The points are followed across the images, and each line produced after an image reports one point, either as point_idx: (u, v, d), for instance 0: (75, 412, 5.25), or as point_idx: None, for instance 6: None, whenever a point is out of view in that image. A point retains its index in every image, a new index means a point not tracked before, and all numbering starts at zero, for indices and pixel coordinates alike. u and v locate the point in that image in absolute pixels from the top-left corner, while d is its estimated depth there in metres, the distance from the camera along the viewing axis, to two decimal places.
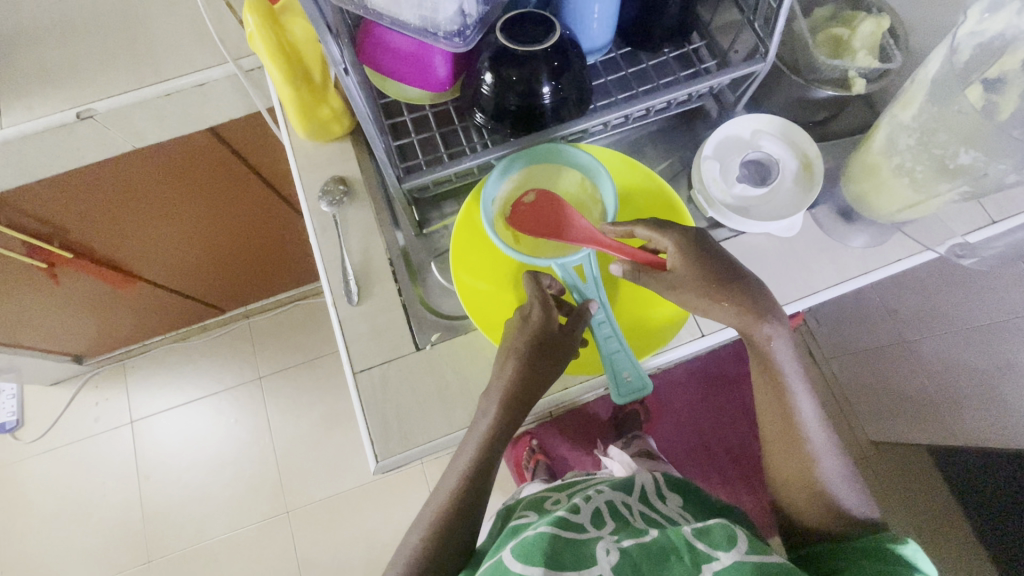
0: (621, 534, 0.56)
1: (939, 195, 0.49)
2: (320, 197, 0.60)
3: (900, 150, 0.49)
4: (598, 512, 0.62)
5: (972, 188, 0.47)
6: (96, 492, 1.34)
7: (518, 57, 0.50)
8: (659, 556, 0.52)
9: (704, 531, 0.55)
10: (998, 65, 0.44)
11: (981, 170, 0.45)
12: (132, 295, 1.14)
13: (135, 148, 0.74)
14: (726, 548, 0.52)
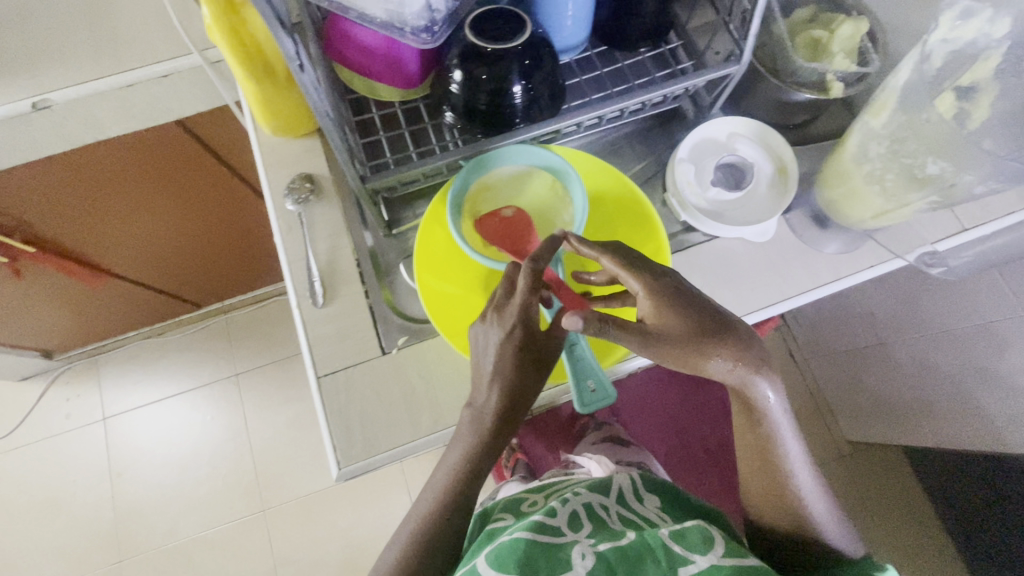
0: (598, 538, 0.55)
1: (909, 204, 0.49)
2: (286, 196, 0.58)
3: (867, 158, 0.49)
4: (575, 514, 0.60)
5: (941, 198, 0.47)
6: (66, 490, 1.31)
7: (488, 54, 0.49)
8: (635, 559, 0.51)
9: (679, 534, 0.53)
10: (970, 73, 0.44)
11: (947, 179, 0.46)
12: (102, 290, 1.11)
13: (98, 140, 0.72)
14: (701, 551, 0.51)
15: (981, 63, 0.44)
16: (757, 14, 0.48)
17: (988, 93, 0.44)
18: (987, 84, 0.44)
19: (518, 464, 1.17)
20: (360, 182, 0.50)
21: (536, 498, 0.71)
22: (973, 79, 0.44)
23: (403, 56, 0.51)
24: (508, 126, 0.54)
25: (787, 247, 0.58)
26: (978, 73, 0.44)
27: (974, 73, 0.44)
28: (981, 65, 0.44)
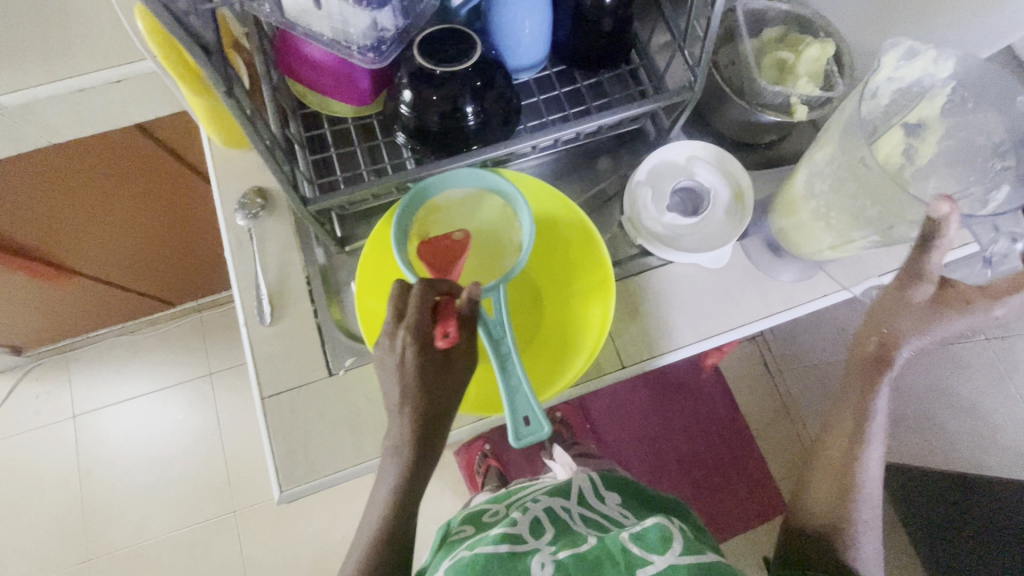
0: (559, 545, 0.57)
1: (852, 241, 0.48)
2: (237, 210, 0.58)
3: (813, 193, 0.48)
4: (537, 521, 0.62)
5: (881, 238, 0.46)
6: (34, 488, 1.30)
7: (437, 77, 0.48)
8: (594, 565, 0.53)
9: (638, 535, 0.56)
10: (917, 111, 0.50)
11: (883, 224, 0.44)
12: (69, 290, 1.09)
13: (52, 144, 0.70)
14: (659, 551, 0.53)
15: (926, 104, 0.49)
16: (709, 43, 0.48)
17: (932, 130, 0.49)
18: (931, 122, 0.49)
19: (490, 472, 1.16)
20: (303, 204, 0.49)
21: (501, 504, 0.73)
22: (919, 118, 0.50)
23: (353, 75, 0.51)
24: (461, 147, 0.53)
25: (740, 274, 0.59)
26: (923, 112, 0.49)
27: (920, 112, 0.50)
28: (927, 105, 0.49)
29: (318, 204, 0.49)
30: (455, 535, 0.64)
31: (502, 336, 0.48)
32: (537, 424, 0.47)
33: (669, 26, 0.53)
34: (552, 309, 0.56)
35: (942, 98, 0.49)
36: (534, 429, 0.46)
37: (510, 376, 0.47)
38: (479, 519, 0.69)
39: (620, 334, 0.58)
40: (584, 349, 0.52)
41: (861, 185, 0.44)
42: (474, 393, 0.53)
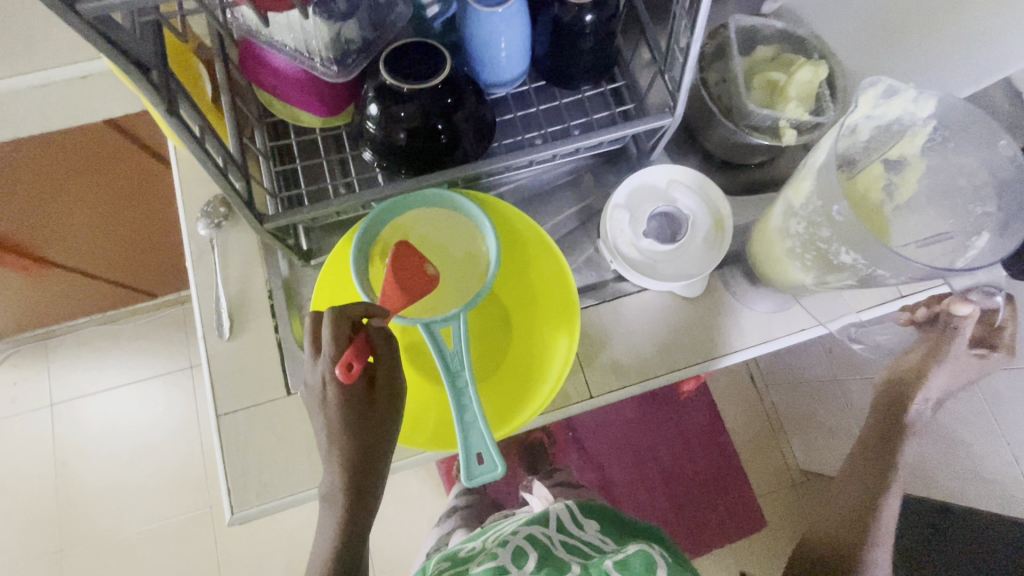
0: (541, 573, 0.59)
1: (826, 284, 0.48)
2: (199, 219, 0.55)
3: (789, 232, 0.47)
4: (519, 551, 0.64)
5: (857, 282, 0.46)
6: (9, 475, 1.29)
7: (403, 94, 0.46)
8: None
9: (622, 562, 0.57)
10: (898, 147, 0.50)
11: (861, 269, 0.44)
12: (46, 280, 1.08)
13: (17, 138, 0.68)
14: (642, 572, 0.54)
15: (904, 141, 0.50)
16: (688, 70, 0.46)
17: (913, 166, 0.50)
18: (911, 158, 0.50)
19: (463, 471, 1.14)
20: (261, 221, 0.47)
21: (478, 541, 0.73)
22: (898, 153, 0.50)
23: (319, 87, 0.49)
24: (430, 165, 0.52)
25: (715, 308, 0.58)
26: (903, 148, 0.50)
27: (900, 147, 0.50)
28: (907, 141, 0.50)
29: (276, 221, 0.48)
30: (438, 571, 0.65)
31: (459, 372, 0.47)
32: (491, 463, 0.47)
33: (651, 47, 0.51)
34: (519, 334, 0.54)
35: (924, 134, 0.49)
36: (486, 469, 0.46)
37: (465, 414, 0.47)
38: (456, 558, 0.70)
39: (590, 363, 0.56)
40: (545, 383, 0.51)
41: (836, 232, 0.43)
42: (434, 419, 0.52)
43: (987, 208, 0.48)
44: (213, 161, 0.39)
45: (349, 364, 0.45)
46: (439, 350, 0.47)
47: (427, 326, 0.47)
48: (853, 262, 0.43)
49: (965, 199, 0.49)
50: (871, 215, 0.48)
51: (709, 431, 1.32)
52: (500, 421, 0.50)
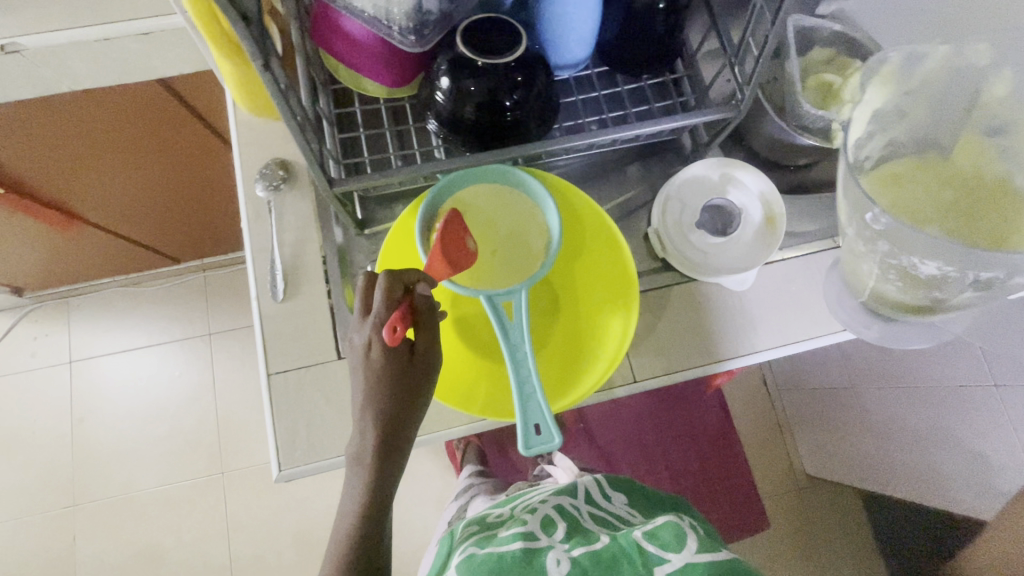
0: (573, 542, 0.64)
1: (953, 296, 0.45)
2: (257, 181, 0.56)
3: (879, 262, 0.47)
4: (548, 518, 0.69)
5: (981, 286, 0.43)
6: (26, 429, 1.31)
7: (478, 69, 0.47)
8: (610, 562, 0.59)
9: (652, 534, 0.62)
10: (988, 101, 0.48)
11: (962, 280, 0.42)
12: (75, 237, 1.08)
13: (72, 90, 0.69)
14: (675, 549, 0.59)
15: (984, 109, 0.48)
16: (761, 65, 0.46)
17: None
18: (1022, 115, 0.47)
19: (469, 447, 1.14)
20: (329, 184, 0.47)
21: (505, 508, 0.77)
22: (993, 119, 0.48)
23: (391, 57, 0.49)
24: (493, 142, 0.52)
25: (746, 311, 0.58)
26: (993, 114, 0.48)
27: (991, 111, 0.48)
28: (998, 104, 0.48)
29: (344, 185, 0.48)
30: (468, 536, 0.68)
31: (518, 345, 0.49)
32: (548, 434, 0.48)
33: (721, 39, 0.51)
34: (569, 313, 0.55)
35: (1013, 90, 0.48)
36: (544, 440, 0.48)
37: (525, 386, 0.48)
38: (486, 523, 0.74)
39: (636, 348, 0.57)
40: (599, 361, 0.52)
41: (889, 243, 0.43)
42: (485, 391, 0.52)
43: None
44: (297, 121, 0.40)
45: (396, 329, 0.46)
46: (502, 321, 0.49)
47: (490, 298, 0.49)
48: (949, 280, 0.43)
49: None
50: (976, 212, 0.45)
51: (718, 431, 1.31)
52: (553, 396, 0.51)
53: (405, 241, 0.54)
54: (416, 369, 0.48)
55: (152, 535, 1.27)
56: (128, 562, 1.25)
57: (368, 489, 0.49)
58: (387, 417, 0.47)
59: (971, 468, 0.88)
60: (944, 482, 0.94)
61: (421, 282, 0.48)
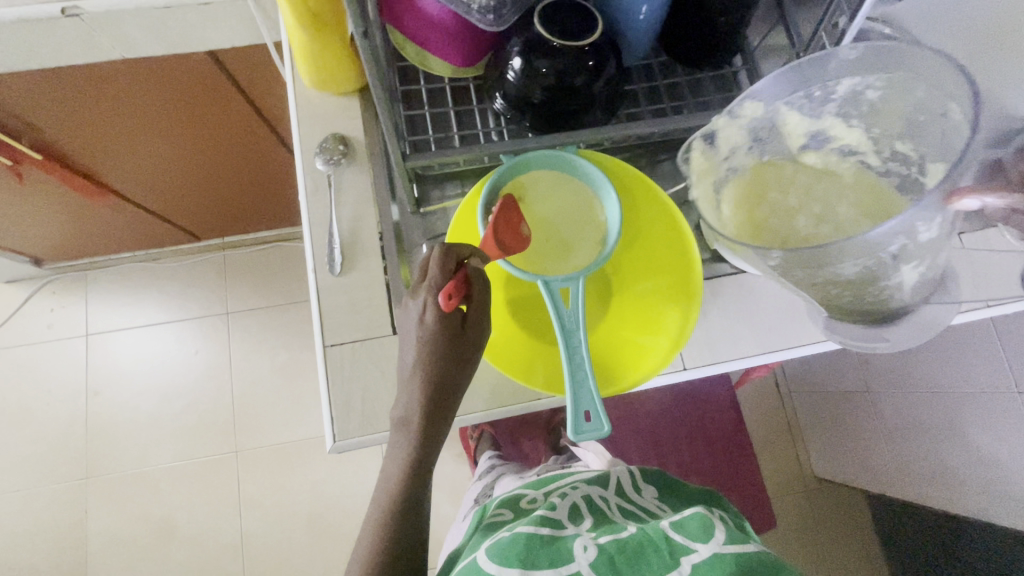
0: (599, 531, 0.63)
1: (893, 280, 0.45)
2: (316, 154, 0.57)
3: (798, 283, 0.47)
4: (576, 509, 0.68)
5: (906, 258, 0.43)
6: (41, 399, 1.30)
7: (553, 49, 0.47)
8: (636, 551, 0.57)
9: (680, 524, 0.60)
10: (814, 124, 0.51)
11: (885, 263, 0.43)
12: (103, 209, 1.08)
13: (123, 57, 0.69)
14: (703, 540, 0.57)
15: (791, 134, 0.51)
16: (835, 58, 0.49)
17: (831, 120, 0.50)
18: (818, 120, 0.51)
19: (483, 437, 1.16)
20: (403, 159, 0.50)
21: (538, 491, 0.78)
22: (812, 132, 0.51)
23: (463, 36, 0.49)
24: (557, 125, 0.53)
25: (774, 307, 0.57)
26: (809, 129, 0.51)
27: (810, 127, 0.51)
28: (797, 126, 0.51)
29: (417, 161, 0.50)
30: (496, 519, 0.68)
31: (574, 332, 0.49)
32: (598, 421, 0.48)
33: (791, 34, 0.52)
34: (622, 301, 0.56)
35: (785, 104, 0.51)
36: (594, 426, 0.48)
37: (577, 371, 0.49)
38: (517, 504, 0.75)
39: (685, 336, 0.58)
40: (656, 349, 0.52)
41: (796, 263, 0.44)
42: (540, 367, 0.54)
43: (922, 94, 0.44)
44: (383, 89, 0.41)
45: (451, 295, 0.46)
46: (557, 307, 0.49)
47: (547, 284, 0.49)
48: (883, 265, 0.43)
49: (893, 108, 0.47)
50: (855, 219, 0.45)
51: (732, 427, 1.29)
52: (608, 382, 0.52)
53: (467, 220, 0.54)
54: (471, 345, 0.48)
55: (163, 511, 1.27)
56: (139, 536, 1.25)
57: (422, 461, 0.49)
58: (449, 393, 0.48)
59: (988, 473, 0.89)
60: (958, 485, 0.95)
61: (474, 256, 0.47)
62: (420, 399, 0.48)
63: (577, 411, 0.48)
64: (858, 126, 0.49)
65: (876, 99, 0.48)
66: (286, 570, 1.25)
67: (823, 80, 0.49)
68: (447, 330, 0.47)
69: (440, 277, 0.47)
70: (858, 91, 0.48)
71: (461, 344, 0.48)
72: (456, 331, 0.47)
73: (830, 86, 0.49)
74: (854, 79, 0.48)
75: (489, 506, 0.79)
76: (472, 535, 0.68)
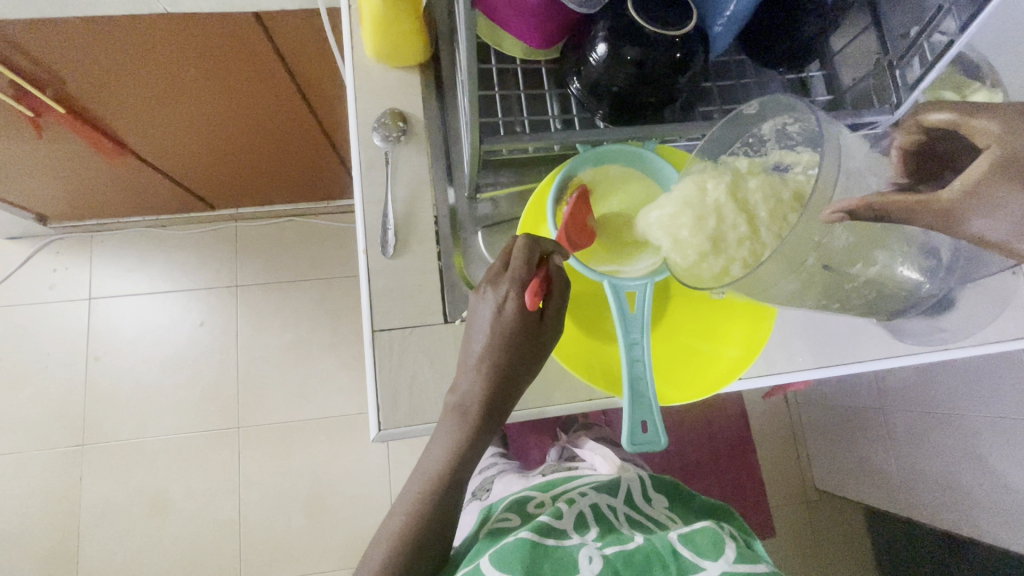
0: (605, 541, 0.54)
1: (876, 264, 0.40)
2: (375, 129, 0.55)
3: (764, 296, 0.41)
4: (583, 517, 0.58)
5: (859, 243, 0.38)
6: (40, 361, 1.27)
7: (646, 37, 0.45)
8: (643, 566, 0.49)
9: (688, 538, 0.52)
10: (780, 155, 0.42)
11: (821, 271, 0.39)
12: (121, 171, 1.05)
13: (168, 13, 0.66)
14: (712, 557, 0.48)
15: (737, 166, 0.42)
16: (938, 67, 0.47)
17: (781, 152, 0.42)
18: (769, 156, 0.43)
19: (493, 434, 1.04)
20: (479, 142, 0.47)
21: (541, 490, 0.67)
22: (770, 165, 0.42)
23: (546, 18, 0.48)
24: (633, 118, 0.50)
25: (835, 325, 0.58)
26: (767, 165, 0.42)
27: (764, 163, 0.42)
28: (751, 163, 0.42)
29: (495, 144, 0.47)
30: (496, 522, 0.59)
31: (636, 337, 0.46)
32: (654, 433, 0.45)
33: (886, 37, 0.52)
34: (683, 308, 0.54)
35: (732, 153, 0.45)
36: (652, 438, 0.45)
37: (637, 379, 0.46)
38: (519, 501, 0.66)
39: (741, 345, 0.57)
40: (721, 360, 0.51)
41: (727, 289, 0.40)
42: (600, 363, 0.52)
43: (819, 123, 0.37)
44: (476, 58, 0.39)
45: (537, 293, 0.45)
46: (621, 312, 0.47)
47: (616, 285, 0.47)
48: (825, 272, 0.39)
49: (815, 128, 0.38)
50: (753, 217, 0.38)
51: (742, 433, 1.18)
52: (672, 391, 0.50)
53: (536, 214, 0.53)
54: (540, 340, 0.46)
55: (160, 483, 1.24)
56: (132, 508, 1.22)
57: (470, 454, 0.48)
58: (511, 387, 0.47)
59: (1000, 497, 0.89)
60: (969, 508, 0.95)
61: (558, 252, 0.46)
62: (477, 391, 0.46)
63: (635, 421, 0.45)
64: (806, 148, 0.40)
65: (801, 121, 0.40)
66: (282, 550, 1.23)
67: (750, 125, 0.45)
68: (525, 324, 0.45)
69: (517, 272, 0.45)
70: (784, 126, 0.42)
71: (524, 340, 0.46)
72: (525, 327, 0.45)
73: (760, 130, 0.44)
74: (773, 119, 0.43)
75: (487, 508, 0.67)
76: (472, 538, 0.59)
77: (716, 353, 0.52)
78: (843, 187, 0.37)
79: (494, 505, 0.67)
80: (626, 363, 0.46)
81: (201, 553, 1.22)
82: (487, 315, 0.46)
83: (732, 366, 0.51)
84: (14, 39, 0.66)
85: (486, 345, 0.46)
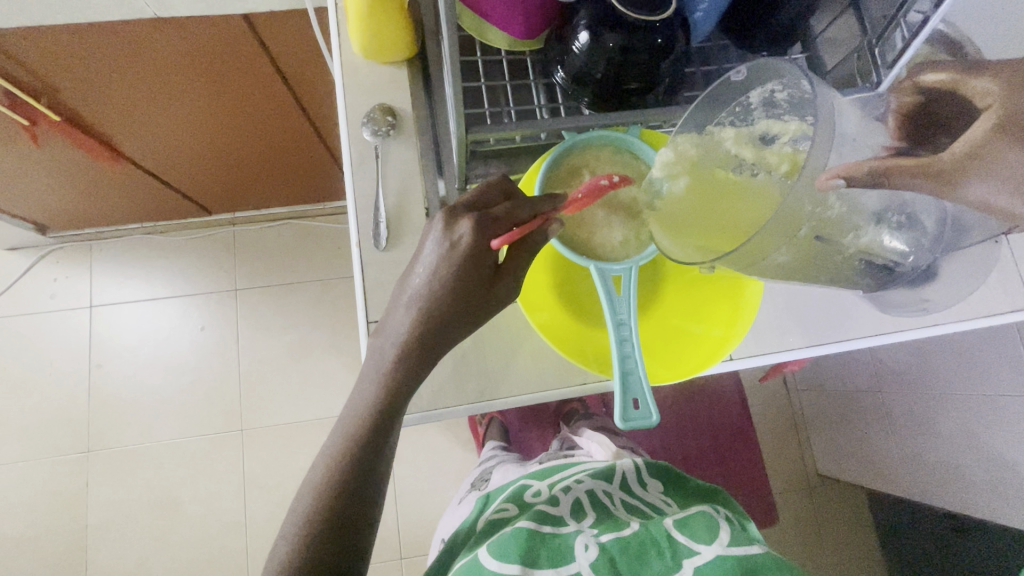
0: (600, 527, 0.54)
1: (863, 233, 0.40)
2: (364, 124, 0.57)
3: (755, 270, 0.41)
4: (579, 505, 0.58)
5: (848, 215, 0.39)
6: (43, 371, 1.28)
7: (627, 24, 0.46)
8: (637, 551, 0.49)
9: (683, 523, 0.52)
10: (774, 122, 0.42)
11: (814, 245, 0.39)
12: (119, 179, 1.06)
13: (158, 17, 0.67)
14: (706, 541, 0.49)
15: (723, 137, 0.43)
16: (914, 45, 0.48)
17: (768, 121, 0.43)
18: (756, 125, 0.43)
19: (493, 423, 1.04)
20: (466, 132, 0.48)
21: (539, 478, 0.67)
22: (756, 136, 0.42)
23: (531, 5, 0.48)
24: (618, 105, 0.51)
25: (824, 299, 0.59)
26: (754, 136, 0.43)
27: (751, 133, 0.43)
28: (738, 134, 0.43)
29: (482, 134, 0.48)
30: (494, 512, 0.59)
31: (624, 317, 0.47)
32: (645, 410, 0.46)
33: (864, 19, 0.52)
34: (675, 292, 0.55)
35: (718, 122, 0.45)
36: (642, 415, 0.45)
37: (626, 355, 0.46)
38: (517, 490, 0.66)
39: None
40: (707, 340, 0.52)
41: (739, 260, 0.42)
42: (590, 347, 0.53)
43: (808, 86, 0.39)
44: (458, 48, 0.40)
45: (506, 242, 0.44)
46: (609, 296, 0.47)
47: (601, 269, 0.47)
48: (815, 245, 0.39)
49: (803, 93, 0.40)
50: (739, 205, 0.39)
51: (743, 420, 1.18)
52: (662, 370, 0.51)
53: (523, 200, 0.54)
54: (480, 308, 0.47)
55: (166, 487, 1.25)
56: (140, 512, 1.23)
57: None
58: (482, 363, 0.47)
59: (1001, 475, 0.89)
60: (968, 485, 0.95)
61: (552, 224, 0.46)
62: None
63: (628, 398, 0.45)
64: (794, 117, 0.41)
65: (788, 87, 0.42)
66: None
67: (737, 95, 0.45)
68: (474, 274, 0.45)
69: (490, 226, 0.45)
70: (772, 94, 0.43)
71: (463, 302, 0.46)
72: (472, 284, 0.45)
73: (748, 98, 0.45)
74: (760, 86, 0.44)
75: (487, 497, 0.67)
76: (470, 527, 0.59)
77: (706, 330, 0.53)
78: (838, 151, 0.38)
79: (493, 494, 0.67)
80: (619, 349, 0.46)
81: (208, 555, 1.22)
82: (432, 254, 0.46)
83: (722, 338, 0.52)
84: (6, 47, 0.67)
85: (433, 299, 0.46)
